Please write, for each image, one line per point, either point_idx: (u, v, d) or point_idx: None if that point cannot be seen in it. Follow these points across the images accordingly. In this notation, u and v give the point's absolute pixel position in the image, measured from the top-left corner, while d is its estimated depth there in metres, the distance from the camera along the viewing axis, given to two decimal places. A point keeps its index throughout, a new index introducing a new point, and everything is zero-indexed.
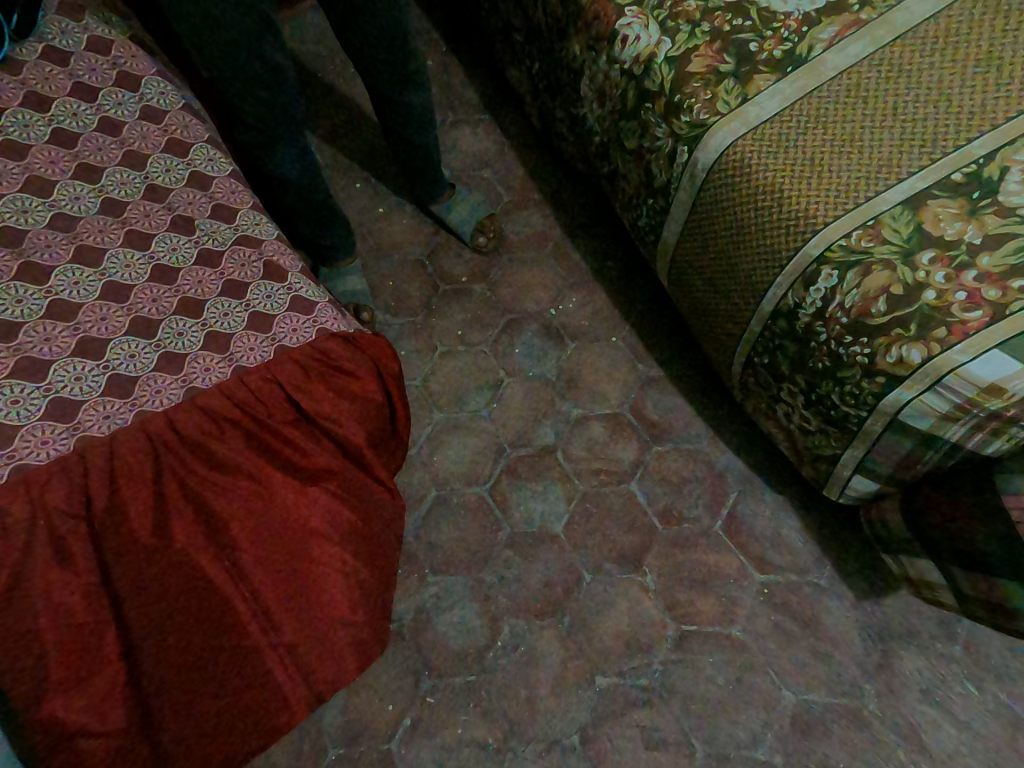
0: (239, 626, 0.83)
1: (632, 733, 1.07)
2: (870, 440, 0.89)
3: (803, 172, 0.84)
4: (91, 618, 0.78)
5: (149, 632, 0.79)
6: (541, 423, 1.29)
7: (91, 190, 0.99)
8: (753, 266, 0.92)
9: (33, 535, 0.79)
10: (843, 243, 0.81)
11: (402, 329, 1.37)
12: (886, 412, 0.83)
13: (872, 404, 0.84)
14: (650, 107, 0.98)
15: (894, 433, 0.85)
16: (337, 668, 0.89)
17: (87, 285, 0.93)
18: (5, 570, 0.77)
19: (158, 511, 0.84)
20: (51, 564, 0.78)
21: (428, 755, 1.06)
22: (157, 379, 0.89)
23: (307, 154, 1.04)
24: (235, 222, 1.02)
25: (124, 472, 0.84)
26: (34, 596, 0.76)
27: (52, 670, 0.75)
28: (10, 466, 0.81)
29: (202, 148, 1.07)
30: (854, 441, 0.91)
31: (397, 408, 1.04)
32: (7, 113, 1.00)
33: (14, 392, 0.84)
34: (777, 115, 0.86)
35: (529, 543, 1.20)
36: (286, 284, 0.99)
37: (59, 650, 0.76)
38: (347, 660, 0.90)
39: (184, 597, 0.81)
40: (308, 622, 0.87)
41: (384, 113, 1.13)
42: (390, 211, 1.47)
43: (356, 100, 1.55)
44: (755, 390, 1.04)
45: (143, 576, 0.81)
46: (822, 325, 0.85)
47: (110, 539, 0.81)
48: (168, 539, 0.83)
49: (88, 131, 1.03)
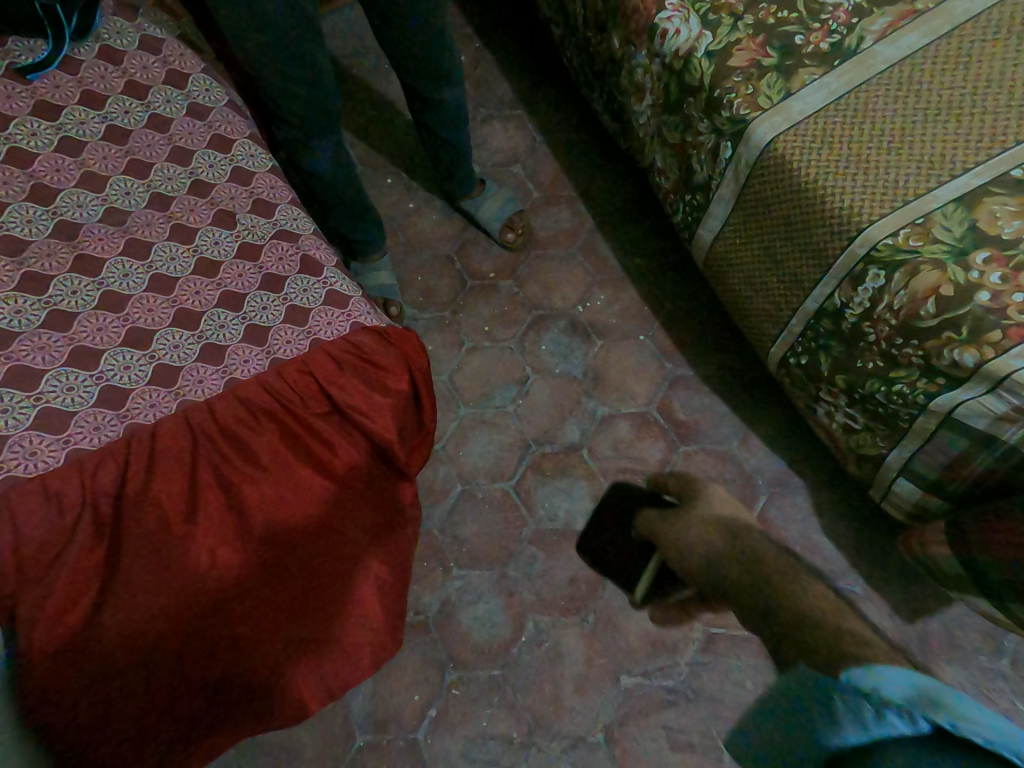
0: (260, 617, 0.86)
1: (658, 734, 1.07)
2: (920, 441, 0.87)
3: (847, 169, 0.82)
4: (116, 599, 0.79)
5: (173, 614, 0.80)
6: (567, 420, 1.29)
7: (140, 185, 1.02)
8: (798, 264, 0.92)
9: (81, 516, 0.82)
10: (889, 243, 0.79)
11: (430, 324, 1.38)
12: (939, 412, 0.82)
13: (924, 404, 0.83)
14: (691, 102, 0.97)
15: (947, 432, 0.83)
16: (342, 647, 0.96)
17: (136, 278, 0.96)
18: (55, 546, 0.80)
19: (191, 498, 0.86)
20: (92, 544, 0.81)
21: (453, 745, 1.08)
22: (199, 370, 0.92)
23: (341, 150, 1.05)
24: (275, 217, 1.04)
25: (157, 484, 0.85)
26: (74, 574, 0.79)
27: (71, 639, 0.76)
28: (65, 450, 0.83)
29: (244, 144, 1.08)
30: (906, 440, 0.89)
31: (424, 404, 1.04)
32: (64, 110, 1.03)
33: (69, 380, 0.87)
34: (822, 111, 0.84)
35: (554, 540, 1.20)
36: (322, 278, 1.01)
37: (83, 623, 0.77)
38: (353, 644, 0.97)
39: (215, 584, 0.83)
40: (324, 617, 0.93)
41: (417, 111, 1.13)
42: (420, 206, 1.47)
43: (389, 96, 1.56)
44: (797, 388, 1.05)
45: (176, 561, 0.82)
46: (871, 326, 0.85)
47: (136, 560, 0.81)
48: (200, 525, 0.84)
49: (139, 128, 1.05)
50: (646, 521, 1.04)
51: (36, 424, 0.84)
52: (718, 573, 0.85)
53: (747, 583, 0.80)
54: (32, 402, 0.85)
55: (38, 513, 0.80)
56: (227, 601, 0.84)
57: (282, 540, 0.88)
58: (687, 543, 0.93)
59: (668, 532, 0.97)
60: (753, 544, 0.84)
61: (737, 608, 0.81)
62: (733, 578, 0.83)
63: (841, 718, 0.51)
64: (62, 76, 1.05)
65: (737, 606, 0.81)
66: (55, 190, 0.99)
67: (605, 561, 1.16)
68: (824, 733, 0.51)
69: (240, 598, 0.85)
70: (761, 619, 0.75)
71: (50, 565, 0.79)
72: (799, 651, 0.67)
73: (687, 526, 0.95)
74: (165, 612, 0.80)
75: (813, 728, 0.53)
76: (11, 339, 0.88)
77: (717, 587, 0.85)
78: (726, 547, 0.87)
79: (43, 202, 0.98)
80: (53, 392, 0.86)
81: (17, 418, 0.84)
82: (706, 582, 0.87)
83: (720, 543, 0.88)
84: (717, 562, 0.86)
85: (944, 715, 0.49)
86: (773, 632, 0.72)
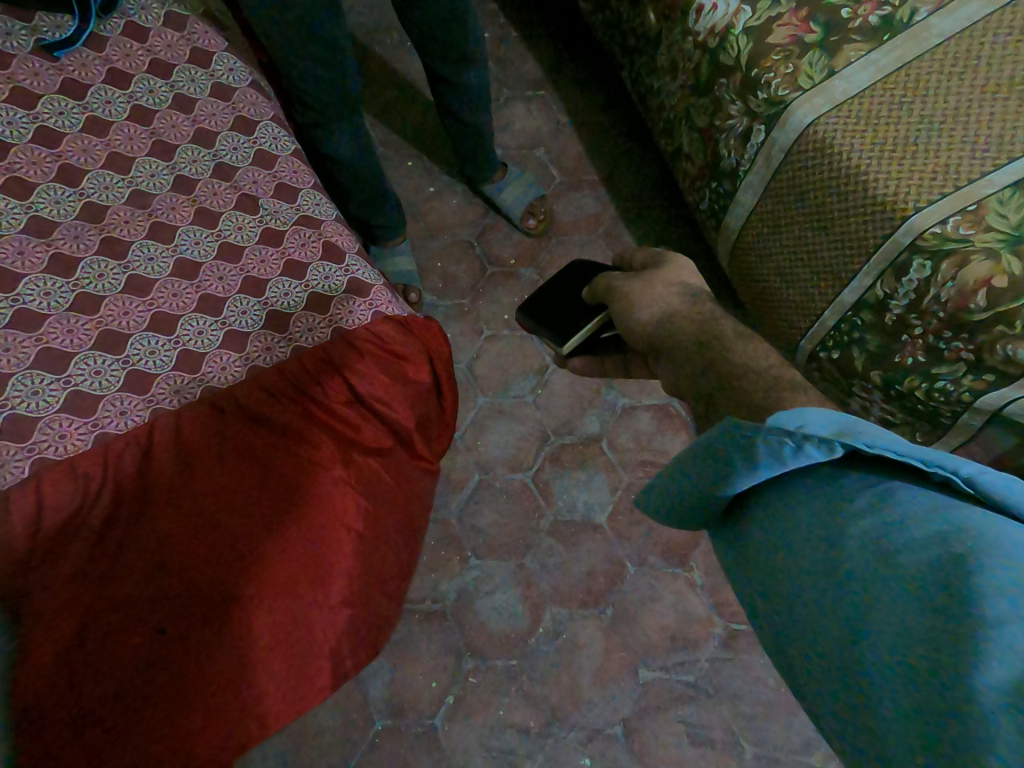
0: (244, 558, 0.82)
1: (677, 728, 1.07)
2: (963, 438, 0.86)
3: (892, 148, 0.78)
4: (128, 529, 0.83)
5: (174, 541, 0.83)
6: (586, 411, 1.27)
7: (165, 167, 1.01)
8: (832, 254, 0.88)
9: (103, 486, 0.86)
10: (938, 231, 0.75)
11: (448, 312, 1.36)
12: (984, 409, 0.81)
13: (969, 401, 0.81)
14: (724, 83, 0.94)
15: (997, 427, 0.81)
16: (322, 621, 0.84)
17: (161, 262, 0.97)
18: (74, 518, 0.84)
19: (204, 447, 0.89)
20: (110, 512, 0.84)
21: (470, 733, 1.08)
22: (222, 357, 0.95)
23: (361, 134, 1.03)
24: (297, 202, 1.03)
25: (180, 441, 0.89)
26: (93, 539, 0.82)
27: (81, 566, 0.80)
28: (94, 433, 0.88)
29: (268, 125, 1.06)
30: (949, 433, 0.88)
31: (445, 393, 1.02)
32: (92, 89, 1.02)
33: (97, 363, 0.90)
34: (867, 92, 0.79)
35: (572, 532, 1.19)
36: (344, 264, 1.00)
37: (93, 559, 0.81)
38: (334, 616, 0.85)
39: (211, 515, 0.84)
40: (308, 567, 0.84)
41: (439, 94, 1.10)
42: (441, 190, 1.45)
43: (412, 74, 1.51)
44: (826, 382, 1.02)
45: (184, 497, 0.85)
46: (916, 319, 0.81)
47: (155, 500, 0.85)
48: (208, 465, 0.88)
49: (164, 109, 1.03)
50: (602, 284, 0.82)
51: (67, 406, 0.88)
52: (667, 339, 0.68)
53: (700, 348, 0.64)
54: (63, 385, 0.89)
55: (67, 492, 0.84)
56: (217, 525, 0.84)
57: (281, 477, 0.88)
58: (644, 304, 0.73)
59: (626, 297, 0.76)
60: (711, 320, 0.67)
61: (667, 371, 0.69)
62: (683, 339, 0.67)
63: (760, 463, 0.44)
64: (89, 54, 1.03)
65: (671, 367, 0.68)
66: (82, 171, 0.98)
67: (541, 309, 0.90)
68: (733, 481, 0.45)
69: (228, 524, 0.84)
70: (695, 369, 0.64)
71: (71, 535, 0.83)
72: (723, 392, 0.59)
73: (650, 294, 0.73)
74: (167, 537, 0.83)
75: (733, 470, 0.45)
76: (42, 321, 0.90)
77: (660, 345, 0.70)
78: (690, 311, 0.69)
79: (71, 183, 0.97)
80: (82, 375, 0.89)
81: (49, 399, 0.88)
82: (653, 334, 0.71)
83: (678, 307, 0.70)
84: (673, 325, 0.68)
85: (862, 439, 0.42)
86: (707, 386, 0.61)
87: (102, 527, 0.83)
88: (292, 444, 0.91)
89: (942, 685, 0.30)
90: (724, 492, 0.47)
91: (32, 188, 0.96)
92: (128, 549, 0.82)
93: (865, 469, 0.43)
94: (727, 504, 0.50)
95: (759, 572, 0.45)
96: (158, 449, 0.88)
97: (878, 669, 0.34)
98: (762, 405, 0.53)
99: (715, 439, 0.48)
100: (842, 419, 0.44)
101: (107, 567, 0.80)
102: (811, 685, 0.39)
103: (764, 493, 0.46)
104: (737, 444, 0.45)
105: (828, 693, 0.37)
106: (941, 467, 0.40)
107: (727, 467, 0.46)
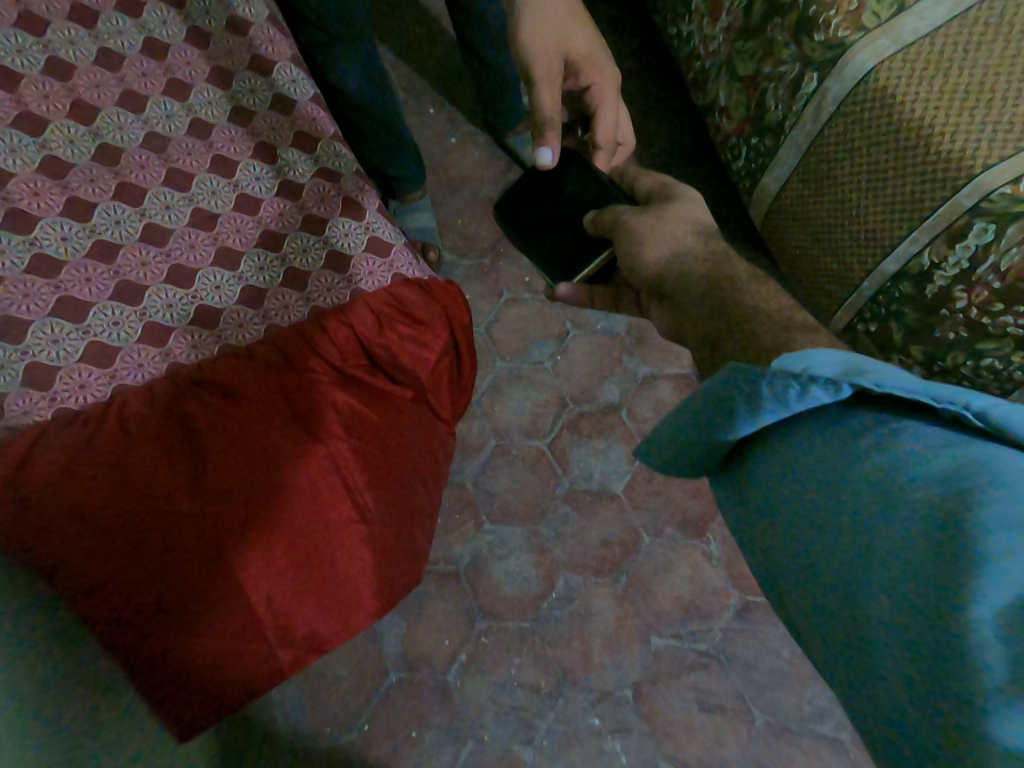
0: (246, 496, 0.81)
1: (688, 695, 1.08)
2: None
3: (962, 90, 0.69)
4: (135, 452, 0.82)
5: (177, 468, 0.82)
6: (607, 378, 1.23)
7: (181, 109, 0.97)
8: (880, 213, 0.82)
9: (113, 418, 0.86)
10: (1006, 191, 0.68)
11: (468, 272, 1.32)
12: None
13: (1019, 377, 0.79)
14: (778, 22, 0.86)
15: None
16: (335, 570, 0.84)
17: (177, 210, 0.94)
18: (79, 440, 0.83)
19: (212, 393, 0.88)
20: (116, 439, 0.83)
21: (482, 690, 1.10)
22: (240, 313, 0.95)
23: (370, 63, 0.96)
24: (315, 152, 0.98)
25: (199, 387, 0.89)
26: (99, 458, 0.81)
27: (83, 479, 0.79)
28: (111, 384, 0.89)
29: (286, 67, 0.98)
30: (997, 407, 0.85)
31: (464, 358, 0.99)
32: (102, 16, 0.93)
33: (115, 313, 0.90)
34: (939, 29, 0.70)
35: (589, 500, 1.17)
36: (365, 222, 0.97)
37: (101, 477, 0.79)
38: (343, 565, 0.85)
39: (215, 448, 0.83)
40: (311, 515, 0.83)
41: (461, 25, 1.02)
42: (463, 141, 1.38)
43: (436, 11, 1.40)
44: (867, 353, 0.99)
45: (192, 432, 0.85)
46: (963, 289, 0.77)
47: (164, 434, 0.85)
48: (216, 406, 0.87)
49: (179, 43, 0.97)
50: (609, 216, 0.69)
51: (85, 357, 0.88)
52: (675, 278, 0.61)
53: (711, 299, 0.57)
54: (81, 335, 0.88)
55: (73, 433, 0.83)
56: (215, 459, 0.83)
57: (282, 422, 0.86)
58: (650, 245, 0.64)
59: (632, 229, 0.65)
60: (723, 259, 0.60)
61: (674, 316, 0.62)
62: (694, 280, 0.60)
63: (761, 409, 0.39)
64: None
65: (675, 315, 0.61)
66: (95, 109, 0.93)
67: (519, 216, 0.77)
68: (735, 427, 0.42)
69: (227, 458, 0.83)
70: (704, 316, 0.57)
71: (75, 452, 0.81)
72: (728, 333, 0.54)
73: (664, 230, 0.64)
74: (171, 464, 0.82)
75: (733, 417, 0.41)
76: (59, 267, 0.88)
77: (665, 285, 0.62)
78: (700, 247, 0.62)
79: (84, 121, 0.92)
80: (99, 326, 0.89)
81: (67, 349, 0.87)
82: (663, 270, 0.62)
83: (692, 244, 0.63)
84: (684, 265, 0.61)
85: (870, 375, 0.37)
86: (714, 330, 0.55)
87: (106, 449, 0.82)
88: (296, 391, 0.89)
89: (936, 633, 0.28)
90: (724, 437, 0.43)
91: (44, 125, 0.91)
92: (133, 471, 0.81)
93: (874, 409, 0.38)
94: (729, 452, 0.46)
95: (755, 526, 0.42)
96: (178, 397, 0.88)
97: (869, 617, 0.31)
98: (768, 349, 0.49)
99: (715, 385, 0.43)
100: (847, 356, 0.39)
101: (111, 482, 0.79)
102: (810, 637, 0.36)
103: (763, 439, 0.42)
104: (737, 389, 0.41)
105: (828, 645, 0.34)
106: (950, 403, 0.35)
107: (728, 414, 0.41)
